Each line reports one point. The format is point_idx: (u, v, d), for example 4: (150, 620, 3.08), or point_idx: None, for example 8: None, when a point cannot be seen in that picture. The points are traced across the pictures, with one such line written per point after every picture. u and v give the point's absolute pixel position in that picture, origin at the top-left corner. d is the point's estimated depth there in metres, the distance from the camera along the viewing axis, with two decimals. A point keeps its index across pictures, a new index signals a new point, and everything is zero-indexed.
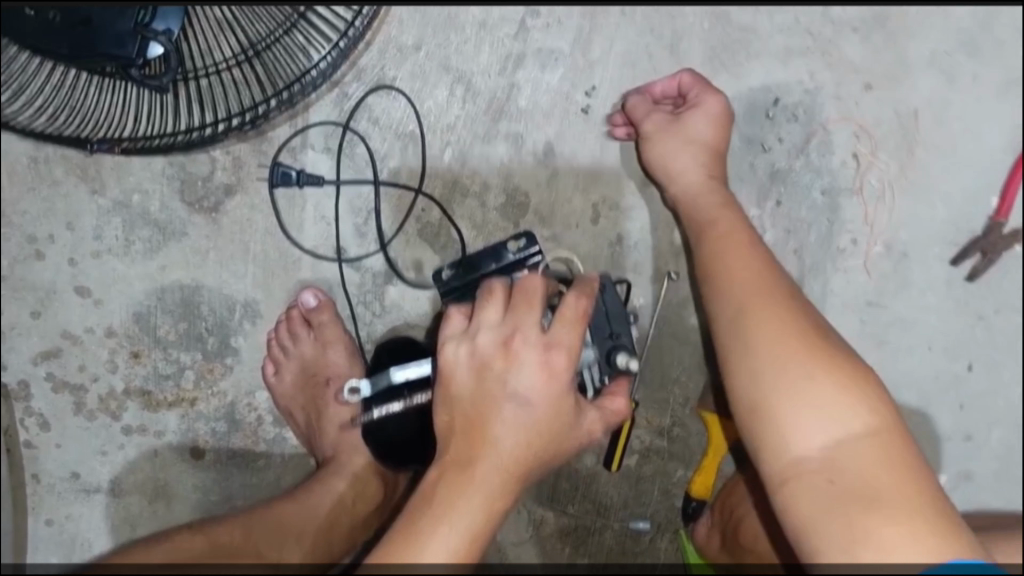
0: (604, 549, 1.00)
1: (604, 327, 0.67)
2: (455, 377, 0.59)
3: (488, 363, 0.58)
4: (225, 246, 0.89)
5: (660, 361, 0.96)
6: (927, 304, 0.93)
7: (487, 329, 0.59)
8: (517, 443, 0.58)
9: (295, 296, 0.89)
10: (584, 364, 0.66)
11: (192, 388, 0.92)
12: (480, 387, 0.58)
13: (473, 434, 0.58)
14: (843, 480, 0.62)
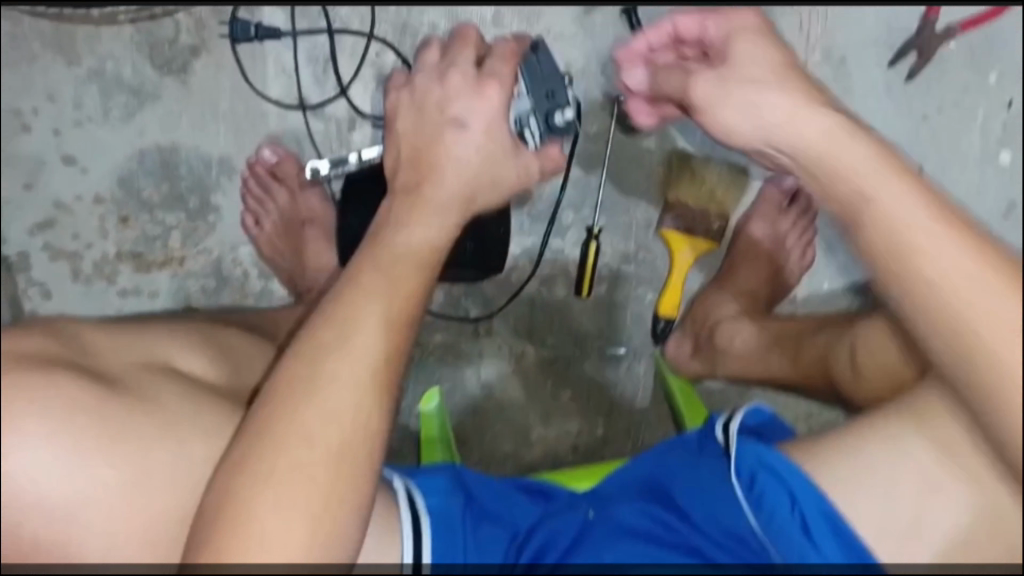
0: (585, 377, 1.05)
1: (542, 83, 0.69)
2: (403, 124, 0.69)
3: (428, 107, 0.68)
4: (195, 106, 0.94)
5: (619, 187, 1.01)
6: (870, 108, 1.00)
7: (427, 79, 0.68)
8: (454, 200, 0.66)
9: (256, 154, 0.96)
10: (521, 111, 0.69)
11: (179, 247, 0.99)
12: (423, 142, 0.67)
13: (421, 162, 0.66)
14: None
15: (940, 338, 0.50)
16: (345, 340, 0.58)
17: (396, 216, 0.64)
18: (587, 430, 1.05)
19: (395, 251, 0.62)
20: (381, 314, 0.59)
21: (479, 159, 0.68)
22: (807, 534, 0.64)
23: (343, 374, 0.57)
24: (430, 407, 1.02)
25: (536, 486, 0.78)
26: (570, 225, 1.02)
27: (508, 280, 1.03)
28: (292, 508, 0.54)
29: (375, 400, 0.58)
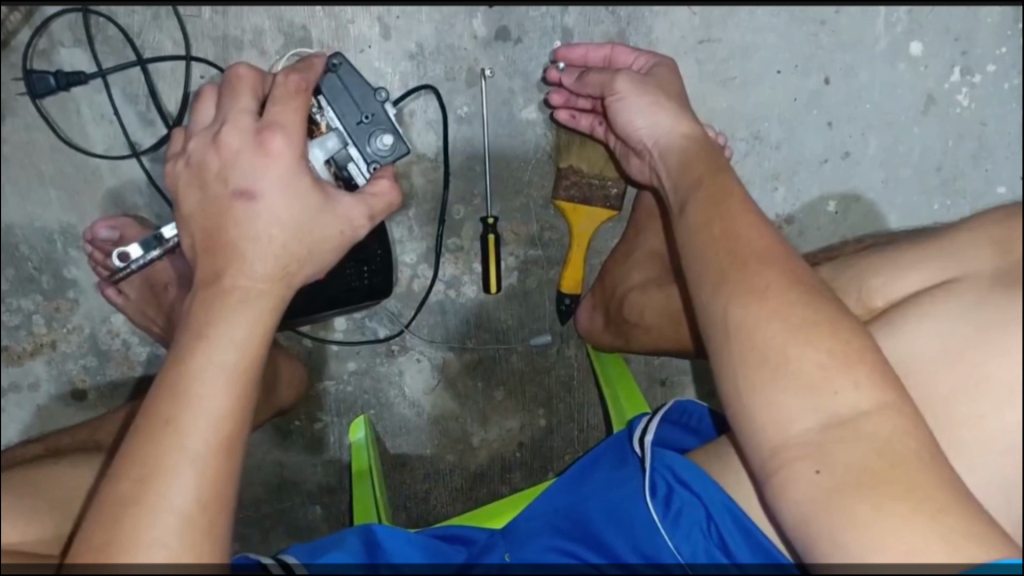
0: (515, 373, 0.99)
1: (356, 114, 0.68)
2: (187, 204, 0.61)
3: (210, 180, 0.61)
4: (17, 175, 0.86)
5: (507, 167, 0.92)
6: (760, 24, 0.92)
7: (202, 146, 0.62)
8: (270, 278, 0.59)
9: (91, 228, 0.84)
10: (334, 151, 0.67)
11: (46, 330, 0.90)
12: (214, 224, 0.60)
13: (216, 242, 0.59)
14: (831, 461, 0.52)
15: (765, 406, 0.54)
16: (153, 488, 0.51)
17: (197, 323, 0.57)
18: (528, 423, 1.00)
19: (199, 368, 0.55)
20: (196, 449, 0.53)
21: (287, 228, 0.60)
22: (723, 549, 0.66)
23: (157, 528, 0.51)
24: (358, 437, 0.94)
25: (455, 533, 0.76)
26: (463, 219, 0.93)
27: (411, 291, 0.95)
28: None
29: (201, 547, 0.51)
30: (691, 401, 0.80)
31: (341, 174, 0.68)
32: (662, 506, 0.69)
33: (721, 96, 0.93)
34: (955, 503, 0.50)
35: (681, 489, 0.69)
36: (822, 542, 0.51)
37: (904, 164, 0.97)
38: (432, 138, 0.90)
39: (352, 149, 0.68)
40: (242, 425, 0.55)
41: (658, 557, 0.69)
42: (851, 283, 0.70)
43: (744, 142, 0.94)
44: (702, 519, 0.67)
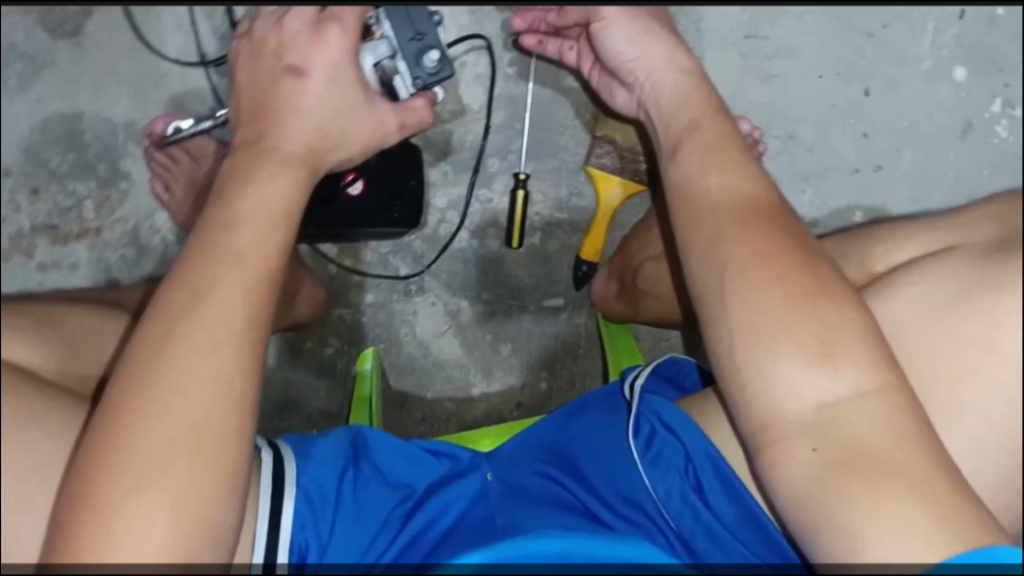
0: (525, 332, 1.01)
1: (408, 28, 0.68)
2: (240, 77, 0.66)
3: (266, 55, 0.65)
4: (95, 69, 0.93)
5: (545, 129, 0.96)
6: (807, 28, 0.95)
7: (265, 25, 0.66)
8: (302, 154, 0.63)
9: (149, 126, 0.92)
10: (383, 57, 0.68)
11: (94, 217, 0.96)
12: (263, 95, 0.65)
13: (263, 113, 0.64)
14: (827, 439, 0.53)
15: (764, 385, 0.55)
16: (179, 363, 0.52)
17: (234, 178, 0.61)
18: (531, 384, 1.01)
19: (238, 216, 0.58)
20: (233, 278, 0.55)
21: (324, 107, 0.65)
22: (697, 492, 0.67)
23: (195, 341, 0.53)
24: (365, 367, 0.97)
25: (442, 448, 0.77)
26: (496, 173, 0.97)
27: (436, 235, 0.99)
28: (149, 496, 0.50)
29: (236, 370, 0.53)
30: (677, 356, 0.81)
31: (387, 83, 0.69)
32: (643, 445, 0.70)
33: (760, 91, 0.96)
34: (942, 485, 0.51)
35: (664, 432, 0.70)
36: (813, 517, 0.53)
37: (935, 188, 0.98)
38: (479, 91, 0.96)
39: (400, 62, 0.68)
40: (271, 274, 0.58)
41: (634, 496, 0.70)
42: (853, 253, 0.73)
43: (778, 140, 0.97)
44: (680, 462, 0.68)
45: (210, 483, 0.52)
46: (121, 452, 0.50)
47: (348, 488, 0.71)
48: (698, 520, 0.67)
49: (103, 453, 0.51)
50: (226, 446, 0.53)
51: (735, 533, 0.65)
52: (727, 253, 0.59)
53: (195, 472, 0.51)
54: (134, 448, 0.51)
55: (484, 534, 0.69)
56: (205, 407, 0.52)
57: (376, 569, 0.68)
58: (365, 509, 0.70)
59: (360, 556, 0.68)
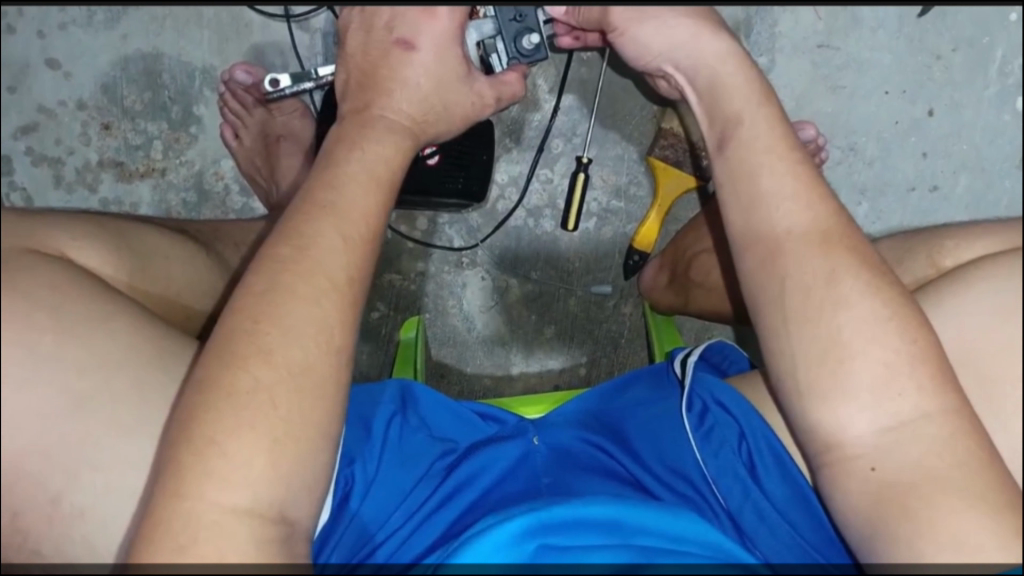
0: (570, 316, 1.02)
1: (510, 10, 0.75)
2: (351, 43, 0.70)
3: (377, 27, 0.69)
4: (181, 13, 0.95)
5: (613, 117, 0.98)
6: (880, 43, 0.97)
7: None
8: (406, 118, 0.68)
9: (225, 75, 0.94)
10: (486, 36, 0.76)
11: (161, 157, 0.98)
12: (371, 64, 0.69)
13: (370, 79, 0.69)
14: (888, 467, 0.55)
15: (827, 411, 0.57)
16: (272, 317, 0.54)
17: (343, 137, 0.65)
18: (570, 368, 1.02)
19: (344, 171, 0.62)
20: (333, 229, 0.58)
21: (429, 84, 0.69)
22: (749, 470, 0.69)
23: (303, 292, 0.56)
24: (408, 336, 0.98)
25: (488, 409, 0.78)
26: (560, 154, 0.99)
27: (494, 211, 1.00)
28: (254, 436, 0.52)
29: (337, 320, 0.56)
30: (720, 340, 0.82)
31: (484, 59, 0.77)
32: (696, 420, 0.72)
33: (822, 101, 0.98)
34: (1001, 497, 0.53)
35: (717, 408, 0.71)
36: (873, 538, 0.56)
37: (991, 211, 0.94)
38: (552, 73, 0.97)
39: (500, 42, 0.76)
40: (366, 226, 0.61)
41: (680, 468, 0.72)
42: (923, 246, 0.78)
43: (839, 151, 0.99)
44: (734, 439, 0.70)
45: (309, 430, 0.54)
46: (227, 393, 0.52)
47: (400, 434, 0.73)
48: (747, 498, 0.68)
49: (209, 393, 0.52)
50: (325, 394, 0.55)
51: (784, 514, 0.66)
52: (801, 236, 0.59)
53: (297, 415, 0.53)
54: (241, 388, 0.52)
55: (529, 494, 0.72)
56: (310, 355, 0.55)
57: (421, 513, 0.70)
58: (410, 457, 0.73)
59: (403, 499, 0.71)
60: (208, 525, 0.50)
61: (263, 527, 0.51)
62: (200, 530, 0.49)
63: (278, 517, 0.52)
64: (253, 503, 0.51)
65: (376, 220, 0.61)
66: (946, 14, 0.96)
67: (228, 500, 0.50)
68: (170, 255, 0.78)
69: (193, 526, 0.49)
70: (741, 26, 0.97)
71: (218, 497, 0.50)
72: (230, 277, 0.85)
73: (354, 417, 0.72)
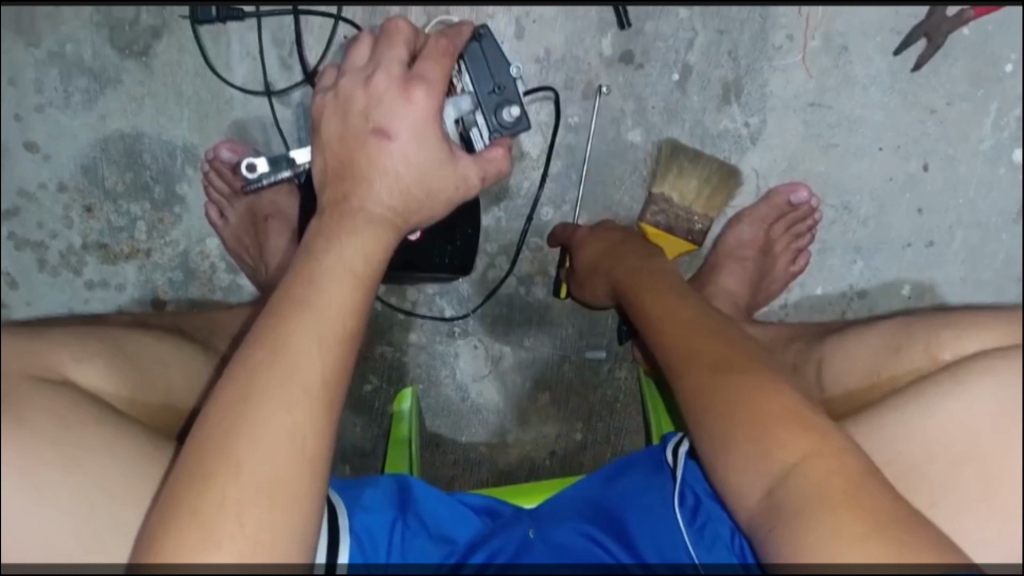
0: (564, 381, 1.01)
1: (488, 82, 0.73)
2: (327, 130, 0.68)
3: (353, 112, 0.67)
4: (161, 91, 0.93)
5: (602, 183, 0.96)
6: (871, 98, 0.94)
7: (351, 84, 0.67)
8: (384, 211, 0.65)
9: (211, 151, 0.92)
10: (465, 112, 0.72)
11: (145, 238, 0.96)
12: (348, 154, 0.66)
13: (348, 170, 0.66)
14: (805, 480, 0.53)
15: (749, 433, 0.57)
16: (241, 433, 0.52)
17: (324, 231, 0.63)
18: (565, 434, 1.01)
19: (321, 266, 0.60)
20: (312, 335, 0.56)
21: (411, 170, 0.67)
22: (744, 566, 0.66)
23: (274, 402, 0.54)
24: (402, 407, 0.97)
25: (482, 506, 0.76)
26: (550, 221, 0.97)
27: (484, 278, 0.99)
28: (222, 559, 0.49)
29: (311, 429, 0.54)
30: None
31: (465, 135, 0.72)
32: (689, 515, 0.70)
33: (816, 161, 0.96)
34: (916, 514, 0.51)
35: (709, 503, 0.70)
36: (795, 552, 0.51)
37: (987, 266, 0.98)
38: (539, 140, 0.95)
39: (480, 115, 0.72)
40: (348, 328, 0.58)
41: (680, 567, 0.68)
42: (924, 330, 0.75)
43: (834, 210, 0.96)
44: (728, 534, 0.68)
45: (288, 544, 0.52)
46: (192, 513, 0.50)
47: (396, 541, 0.71)
48: None
49: (178, 513, 0.50)
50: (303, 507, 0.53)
51: None
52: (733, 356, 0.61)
53: (269, 532, 0.51)
54: (208, 507, 0.50)
55: None
56: (279, 467, 0.52)
57: None
58: (413, 564, 0.70)
59: None
60: None
61: None
62: None
63: None
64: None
65: (359, 315, 0.59)
66: (939, 69, 0.94)
67: None
68: (160, 347, 0.76)
69: None
70: (730, 88, 0.94)
71: None
72: (219, 360, 0.82)
73: (358, 523, 0.70)
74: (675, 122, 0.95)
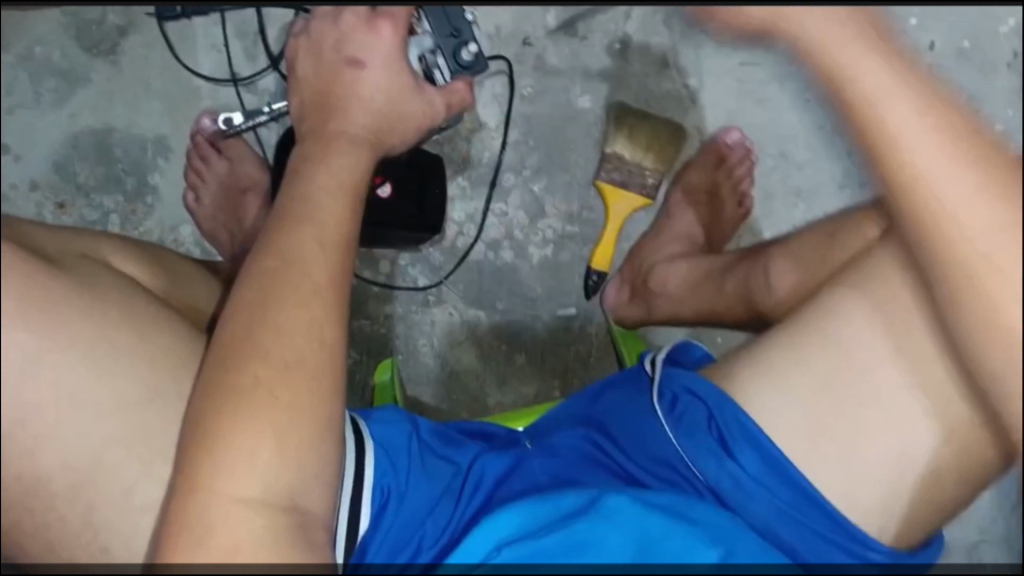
0: (538, 341, 1.05)
1: (447, 25, 0.77)
2: (303, 68, 0.75)
3: (325, 51, 0.74)
4: (128, 86, 0.96)
5: (555, 143, 1.02)
6: (795, 54, 1.03)
7: (324, 23, 0.75)
8: (362, 134, 0.71)
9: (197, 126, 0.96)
10: (427, 51, 0.77)
11: (118, 231, 0.97)
12: (326, 84, 0.73)
13: (325, 101, 0.73)
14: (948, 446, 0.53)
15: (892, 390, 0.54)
16: (269, 318, 0.57)
17: (308, 159, 0.68)
18: (544, 392, 1.04)
19: (311, 193, 0.65)
20: (311, 238, 0.62)
21: (384, 97, 0.73)
22: (722, 446, 0.69)
23: (290, 297, 0.58)
24: (383, 377, 1.00)
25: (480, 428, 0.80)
26: (512, 187, 1.03)
27: (454, 247, 1.03)
28: (259, 430, 0.54)
29: (325, 319, 0.59)
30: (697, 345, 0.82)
31: (427, 73, 0.78)
32: (668, 407, 0.73)
33: (751, 114, 1.04)
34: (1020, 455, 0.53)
35: (687, 394, 0.72)
36: None
37: None
38: (496, 110, 1.02)
39: (440, 57, 0.77)
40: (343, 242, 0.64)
41: (665, 457, 0.72)
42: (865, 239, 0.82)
43: (772, 158, 1.04)
44: (703, 419, 0.71)
45: (310, 422, 0.56)
46: (229, 393, 0.55)
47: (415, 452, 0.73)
48: (726, 473, 0.68)
49: (221, 396, 0.55)
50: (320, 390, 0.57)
51: (763, 483, 0.67)
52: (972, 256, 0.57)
53: (297, 408, 0.56)
54: (243, 387, 0.55)
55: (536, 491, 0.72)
56: (303, 348, 0.57)
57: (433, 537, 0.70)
58: (427, 479, 0.72)
59: (424, 517, 0.71)
60: (223, 517, 0.53)
61: (276, 524, 0.54)
62: (215, 521, 0.53)
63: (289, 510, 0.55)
64: (264, 493, 0.54)
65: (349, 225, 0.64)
66: None
67: (240, 490, 0.53)
68: None
69: (208, 519, 0.53)
70: (667, 52, 1.02)
71: (231, 490, 0.53)
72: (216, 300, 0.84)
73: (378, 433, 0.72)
74: (621, 87, 1.02)
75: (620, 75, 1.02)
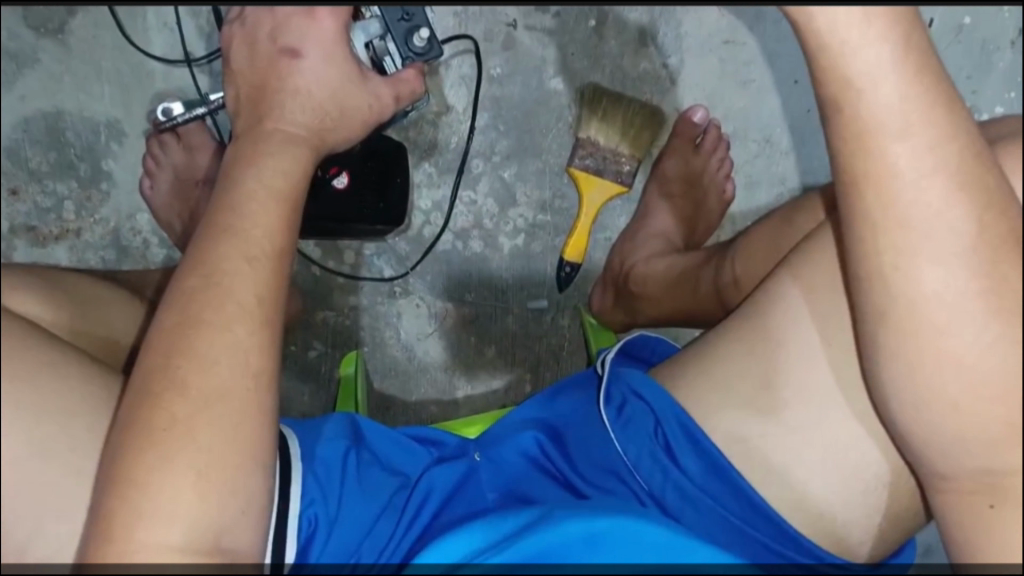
0: (509, 335, 1.01)
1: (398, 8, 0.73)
2: (237, 59, 0.70)
3: (261, 40, 0.70)
4: (79, 68, 0.93)
5: (526, 129, 0.98)
6: (781, 32, 0.97)
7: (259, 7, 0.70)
8: (299, 131, 0.67)
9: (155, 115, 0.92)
10: (374, 37, 0.74)
11: (74, 218, 0.95)
12: (262, 77, 0.69)
13: (260, 96, 0.68)
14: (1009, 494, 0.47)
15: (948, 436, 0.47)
16: (194, 348, 0.53)
17: (238, 157, 0.64)
18: (514, 386, 1.01)
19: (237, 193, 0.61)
20: (237, 251, 0.56)
21: (323, 90, 0.69)
22: (667, 452, 0.66)
23: (211, 318, 0.54)
24: (348, 371, 0.96)
25: (426, 433, 0.74)
26: (481, 174, 0.98)
27: (421, 236, 0.99)
28: (179, 469, 0.50)
29: (252, 341, 0.55)
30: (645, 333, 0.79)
31: (377, 61, 0.74)
32: (615, 412, 0.69)
33: (734, 96, 0.98)
34: None
35: (635, 399, 0.68)
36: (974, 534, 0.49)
37: None
38: (464, 93, 0.97)
39: (390, 42, 0.74)
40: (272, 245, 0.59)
41: (610, 464, 0.69)
42: None
43: (756, 144, 0.99)
44: (650, 425, 0.67)
45: (238, 454, 0.52)
46: (147, 433, 0.51)
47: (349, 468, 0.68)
48: (668, 479, 0.66)
49: (135, 436, 0.51)
50: (248, 416, 0.53)
51: (704, 488, 0.64)
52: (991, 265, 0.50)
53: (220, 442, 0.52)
54: (161, 426, 0.51)
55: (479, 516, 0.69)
56: (228, 378, 0.53)
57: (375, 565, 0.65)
58: (369, 493, 0.68)
59: (365, 534, 0.66)
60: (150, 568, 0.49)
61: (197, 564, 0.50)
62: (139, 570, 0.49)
63: (214, 548, 0.51)
64: (188, 539, 0.50)
65: (280, 233, 0.59)
66: None
67: (162, 536, 0.49)
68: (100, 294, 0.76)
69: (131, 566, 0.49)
70: (646, 32, 0.97)
71: (152, 538, 0.49)
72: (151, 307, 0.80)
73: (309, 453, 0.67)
74: (596, 68, 0.97)
75: (595, 56, 0.97)
